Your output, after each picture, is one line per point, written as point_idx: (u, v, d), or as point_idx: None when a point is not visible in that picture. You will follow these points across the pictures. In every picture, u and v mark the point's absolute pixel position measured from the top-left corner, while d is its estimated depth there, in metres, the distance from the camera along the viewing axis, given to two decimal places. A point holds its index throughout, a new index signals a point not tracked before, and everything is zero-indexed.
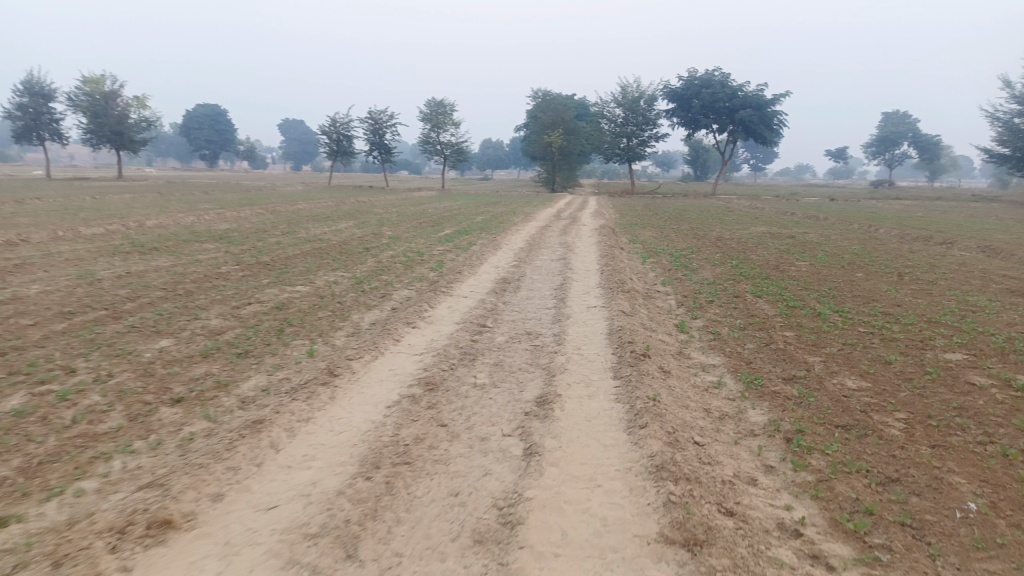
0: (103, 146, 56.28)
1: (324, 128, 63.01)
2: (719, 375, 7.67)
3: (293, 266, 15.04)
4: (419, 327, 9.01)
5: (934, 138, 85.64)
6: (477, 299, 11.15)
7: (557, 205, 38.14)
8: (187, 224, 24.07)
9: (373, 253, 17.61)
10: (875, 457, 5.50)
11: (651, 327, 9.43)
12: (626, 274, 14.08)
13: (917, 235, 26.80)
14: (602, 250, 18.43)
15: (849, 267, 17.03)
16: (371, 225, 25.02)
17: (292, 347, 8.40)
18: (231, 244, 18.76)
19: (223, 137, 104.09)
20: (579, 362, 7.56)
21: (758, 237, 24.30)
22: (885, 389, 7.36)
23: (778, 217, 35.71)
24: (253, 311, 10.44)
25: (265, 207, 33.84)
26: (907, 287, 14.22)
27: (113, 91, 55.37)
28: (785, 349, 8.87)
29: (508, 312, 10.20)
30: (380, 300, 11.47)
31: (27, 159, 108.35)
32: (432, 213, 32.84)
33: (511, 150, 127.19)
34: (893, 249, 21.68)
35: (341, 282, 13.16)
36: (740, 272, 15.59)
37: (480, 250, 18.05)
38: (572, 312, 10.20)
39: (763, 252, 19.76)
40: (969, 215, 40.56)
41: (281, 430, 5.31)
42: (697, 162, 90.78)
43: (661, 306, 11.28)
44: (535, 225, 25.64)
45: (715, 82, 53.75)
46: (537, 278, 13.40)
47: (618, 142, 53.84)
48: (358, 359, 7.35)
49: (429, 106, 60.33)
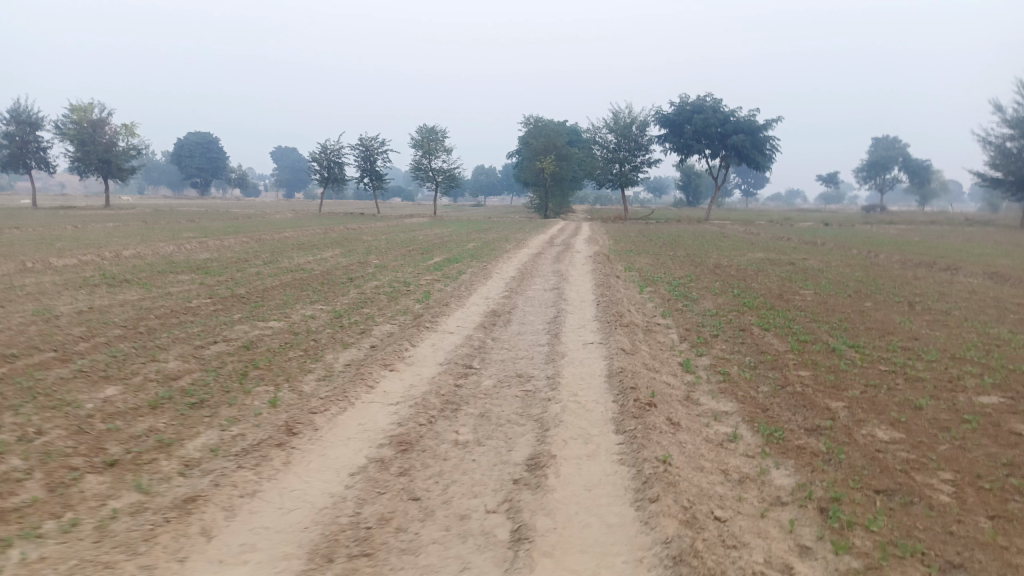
0: (91, 174, 55.39)
1: (314, 155, 62.47)
2: (734, 426, 6.79)
3: (269, 299, 14.15)
4: (398, 370, 8.11)
5: (924, 162, 85.69)
6: (464, 335, 10.28)
7: (549, 232, 37.47)
8: (166, 254, 23.13)
9: (357, 283, 16.75)
10: (929, 534, 4.62)
11: (654, 368, 8.54)
12: (624, 306, 13.24)
13: (919, 261, 26.11)
14: (597, 279, 17.61)
15: (856, 296, 16.24)
16: (357, 254, 24.17)
17: (254, 395, 7.48)
18: (208, 275, 17.85)
19: (214, 164, 103.60)
20: (575, 413, 6.67)
21: (756, 264, 23.55)
22: (922, 442, 6.47)
23: (775, 242, 35.06)
24: (217, 351, 9.53)
25: (251, 235, 33.01)
26: (921, 318, 13.40)
27: (101, 119, 54.65)
28: (803, 392, 8.01)
29: (497, 351, 9.32)
30: (360, 338, 10.58)
31: (17, 188, 107.56)
32: (422, 240, 32.06)
33: (503, 176, 127.13)
34: (897, 276, 20.91)
35: (320, 316, 12.29)
36: (743, 302, 14.76)
37: (469, 280, 17.22)
38: (566, 350, 9.32)
39: (763, 280, 18.98)
40: (966, 239, 40.07)
41: (218, 512, 4.41)
42: (690, 187, 90.62)
43: (662, 342, 10.42)
44: (527, 253, 24.86)
45: (707, 108, 53.51)
46: (529, 311, 12.52)
47: (611, 168, 53.42)
48: (324, 411, 6.45)
49: (420, 133, 59.91)
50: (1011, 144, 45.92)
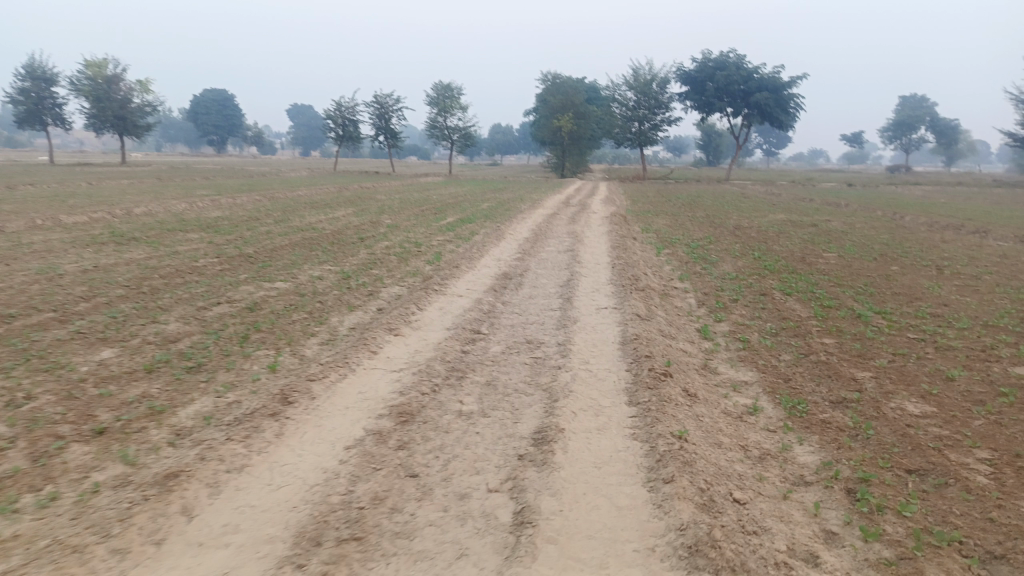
0: (106, 131, 55.13)
1: (329, 113, 61.72)
2: (754, 398, 6.42)
3: (277, 259, 13.85)
4: (403, 335, 7.80)
5: (953, 121, 83.30)
6: (473, 298, 9.94)
7: (566, 191, 36.86)
8: (177, 212, 22.85)
9: (367, 243, 16.41)
10: (967, 520, 4.27)
11: (670, 335, 8.17)
12: (640, 268, 12.81)
13: (947, 223, 25.30)
14: (613, 240, 17.14)
15: (882, 260, 15.68)
16: (370, 213, 23.84)
17: (253, 360, 7.22)
18: (217, 234, 17.59)
19: (230, 122, 102.99)
20: (586, 382, 6.34)
21: (778, 225, 22.93)
22: (956, 418, 6.07)
23: (797, 204, 34.21)
24: (219, 313, 9.26)
25: (263, 193, 32.68)
26: (950, 283, 12.87)
27: (116, 74, 54.13)
28: (827, 361, 7.61)
29: (507, 315, 8.98)
30: (367, 300, 10.27)
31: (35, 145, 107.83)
32: (436, 199, 31.61)
33: (520, 135, 125.54)
34: (925, 239, 20.24)
35: (327, 277, 12.00)
36: (764, 265, 14.28)
37: (481, 241, 16.82)
38: (580, 315, 8.96)
39: (785, 243, 18.41)
40: (995, 201, 38.94)
41: (203, 491, 4.16)
42: (710, 146, 88.88)
43: (679, 308, 10.01)
44: (543, 213, 24.37)
45: (730, 64, 52.02)
46: (542, 274, 12.12)
47: (630, 126, 52.30)
48: (323, 378, 6.16)
49: (436, 89, 58.86)
50: None
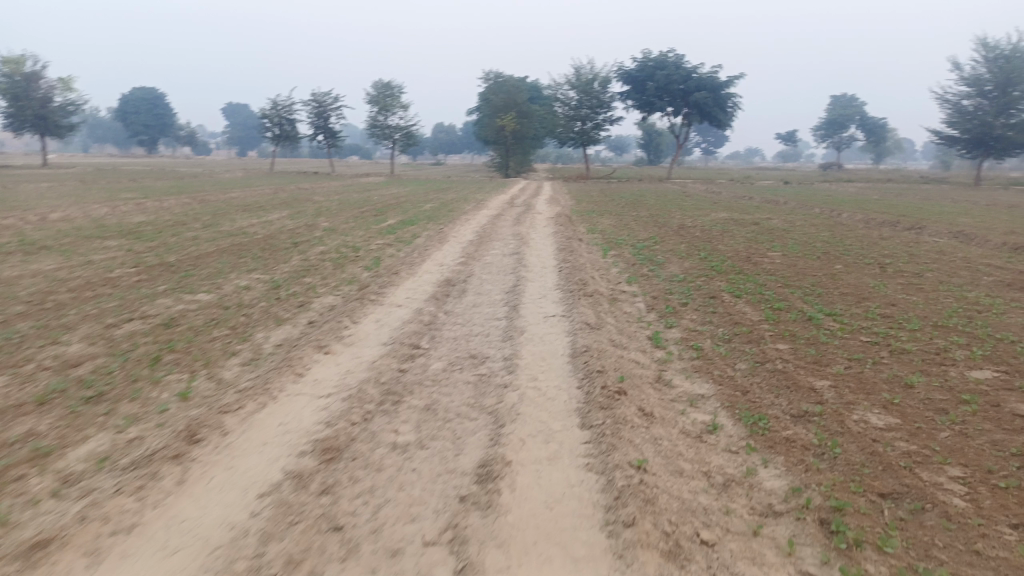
0: (25, 131, 52.11)
1: (265, 111, 59.84)
2: (713, 414, 6.00)
3: (201, 268, 12.92)
4: (334, 353, 7.13)
5: (881, 120, 86.12)
6: (412, 308, 9.32)
7: (511, 191, 36.41)
8: (97, 217, 21.43)
9: (302, 249, 15.57)
10: (951, 554, 3.91)
11: (621, 345, 7.73)
12: (587, 272, 12.41)
13: (883, 220, 25.76)
14: (558, 242, 16.71)
15: (826, 258, 15.66)
16: (307, 216, 22.86)
17: (164, 388, 6.46)
18: (139, 240, 16.46)
19: (162, 121, 99.13)
20: (535, 402, 5.82)
21: (721, 224, 22.94)
22: (921, 430, 5.78)
23: (738, 202, 34.53)
24: (130, 331, 8.39)
25: (194, 196, 31.17)
26: (894, 281, 12.86)
27: (35, 72, 51.16)
28: (785, 369, 7.28)
29: (449, 326, 8.40)
30: (297, 312, 9.54)
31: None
32: (377, 200, 30.74)
33: (463, 134, 124.67)
34: (864, 236, 20.47)
35: (255, 287, 11.20)
36: (711, 266, 14.05)
37: (423, 244, 16.17)
38: (526, 325, 8.44)
39: (730, 242, 18.31)
40: (925, 198, 40.14)
41: (80, 563, 3.48)
42: (651, 145, 89.74)
43: (629, 313, 9.60)
44: (487, 214, 23.82)
45: (670, 64, 52.42)
46: (485, 280, 11.57)
47: (572, 125, 52.17)
48: (239, 408, 5.48)
49: (376, 88, 57.65)
50: (968, 102, 45.99)
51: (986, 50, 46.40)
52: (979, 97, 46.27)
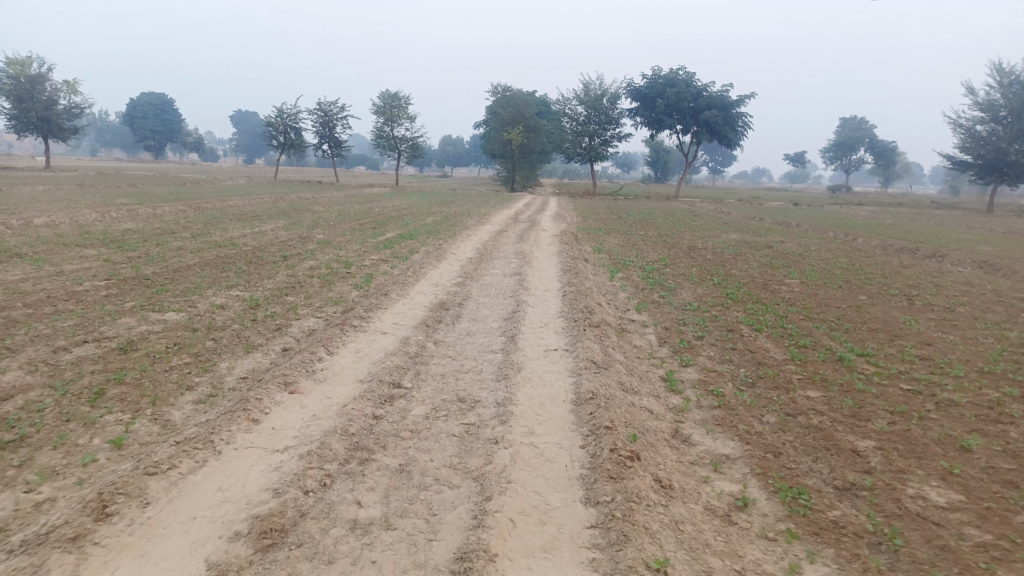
0: (29, 134, 51.51)
1: (270, 119, 59.23)
2: (741, 483, 5.04)
3: (178, 281, 12.01)
4: (301, 393, 6.19)
5: (891, 143, 85.24)
6: (399, 335, 8.37)
7: (515, 206, 35.55)
8: (83, 224, 20.59)
9: (290, 263, 14.67)
10: None
11: (632, 389, 6.78)
12: (592, 297, 11.47)
13: (900, 246, 24.78)
14: (562, 262, 15.80)
15: (847, 288, 14.70)
16: (302, 227, 22.00)
17: (96, 431, 5.50)
18: (121, 250, 15.59)
19: (169, 127, 98.80)
20: (529, 465, 4.87)
21: (733, 247, 22.05)
22: (993, 512, 4.81)
23: (748, 223, 33.58)
24: (77, 357, 7.44)
25: (190, 203, 30.33)
26: (924, 316, 11.88)
27: (40, 74, 50.64)
28: (820, 424, 6.31)
29: (437, 360, 7.45)
30: (271, 338, 8.61)
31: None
32: (378, 212, 29.95)
33: (470, 147, 124.27)
34: (883, 263, 19.50)
35: (232, 306, 10.29)
36: (726, 293, 13.09)
37: (419, 261, 15.28)
38: (524, 361, 7.49)
39: (744, 267, 17.35)
40: (938, 224, 39.12)
41: None
42: (658, 163, 89.00)
43: (639, 347, 8.65)
44: (490, 229, 22.97)
45: (680, 81, 51.73)
46: (483, 304, 10.61)
47: (580, 141, 51.40)
48: (171, 468, 4.54)
49: (382, 99, 57.01)
50: (982, 127, 45.05)
51: (1002, 74, 45.50)
52: (994, 122, 45.33)
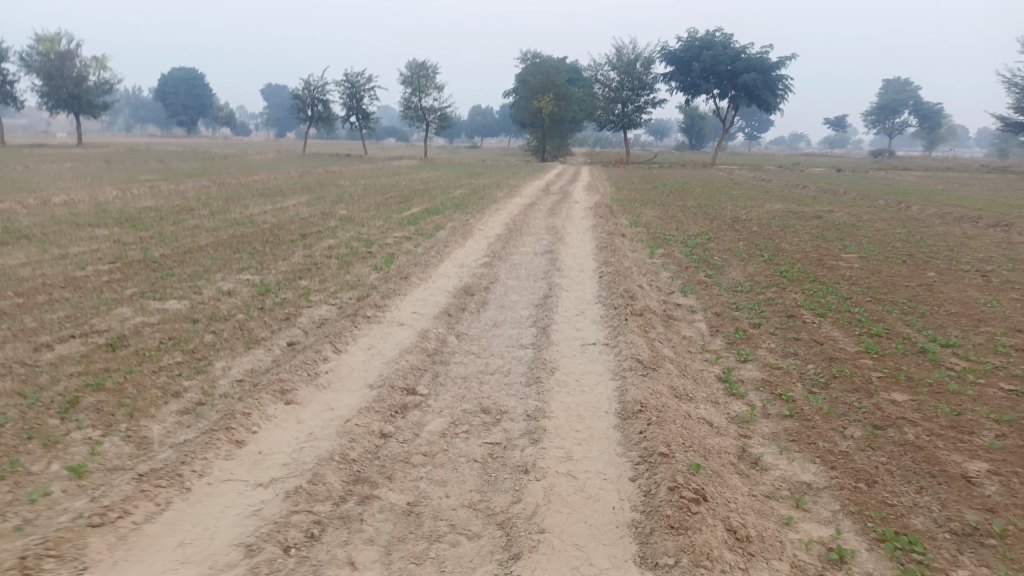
0: (61, 111, 51.38)
1: (298, 92, 58.51)
2: (833, 526, 4.03)
3: (186, 264, 11.25)
4: (299, 404, 5.33)
5: (937, 105, 81.56)
6: (418, 327, 7.44)
7: (546, 177, 34.34)
8: (102, 201, 20.03)
9: (308, 242, 13.84)
10: None
11: (686, 395, 5.78)
12: (632, 278, 10.42)
13: (959, 214, 23.13)
14: (598, 238, 14.72)
15: (911, 263, 13.39)
16: (325, 203, 21.19)
17: (56, 454, 4.67)
18: (134, 229, 14.89)
19: (200, 102, 98.66)
20: (568, 509, 3.93)
21: (779, 217, 20.70)
22: None
23: (791, 191, 31.99)
24: (59, 356, 6.66)
25: (215, 178, 29.75)
26: (1006, 296, 10.61)
27: (69, 50, 50.29)
28: (917, 440, 5.24)
29: (459, 359, 6.50)
30: (278, 330, 7.76)
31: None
32: (405, 186, 29.03)
33: (500, 117, 122.47)
34: (944, 234, 18.03)
35: (240, 292, 9.48)
36: (779, 271, 11.92)
37: (444, 238, 14.35)
38: (558, 359, 6.53)
39: (793, 240, 16.11)
40: (992, 189, 37.01)
41: None
42: (693, 130, 86.47)
43: (689, 339, 7.62)
44: (520, 202, 21.92)
45: (717, 43, 49.61)
46: (511, 288, 9.64)
47: (612, 108, 49.73)
48: (129, 515, 3.70)
49: (409, 68, 55.80)
50: None
51: None
52: None
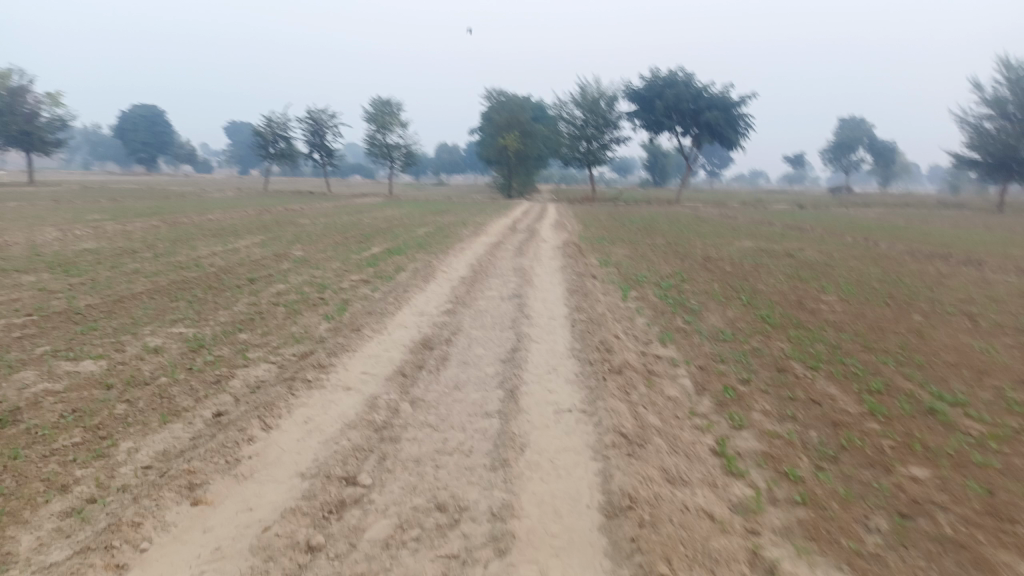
0: (10, 148, 49.42)
1: (259, 128, 57.44)
2: None
3: (114, 315, 10.12)
4: (212, 505, 4.32)
5: (891, 142, 83.63)
6: (367, 393, 6.46)
7: (512, 214, 33.72)
8: (37, 243, 18.70)
9: (256, 287, 12.79)
10: None
11: (680, 479, 4.89)
12: (606, 327, 9.57)
13: (929, 251, 22.91)
14: (567, 280, 13.94)
15: (893, 305, 12.84)
16: (281, 243, 20.13)
17: None
18: (66, 275, 13.65)
19: (161, 138, 96.86)
20: None
21: (751, 255, 20.22)
22: None
23: (759, 228, 31.79)
24: None
25: (167, 217, 28.40)
26: (1001, 342, 10.02)
27: (21, 86, 48.62)
28: (954, 533, 4.42)
29: (412, 434, 5.53)
30: (204, 398, 6.70)
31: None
32: (367, 224, 28.09)
33: (466, 154, 122.63)
34: (919, 272, 17.66)
35: (169, 349, 8.40)
36: (761, 316, 11.21)
37: (404, 282, 13.43)
38: (529, 431, 5.60)
39: (769, 280, 15.53)
40: (954, 225, 37.35)
41: None
42: (656, 167, 87.25)
43: (675, 401, 6.76)
44: (486, 241, 21.15)
45: (680, 82, 50.06)
46: (476, 340, 8.72)
47: (577, 145, 49.58)
48: None
49: (373, 105, 55.22)
50: (990, 124, 43.34)
51: (1009, 69, 43.82)
52: (1002, 118, 43.64)
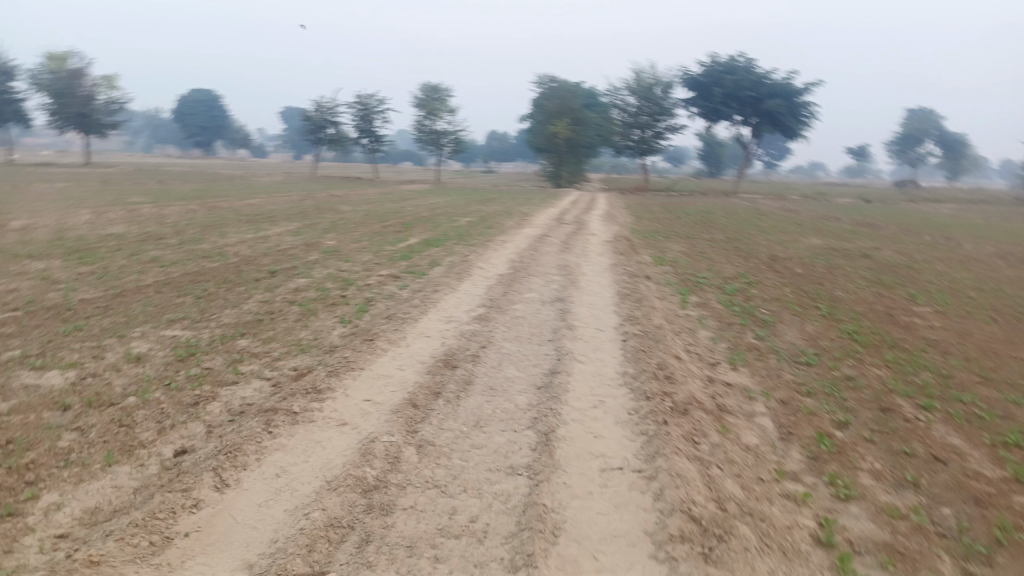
0: (68, 129, 49.82)
1: (308, 113, 56.89)
2: None
3: (109, 312, 9.05)
4: None
5: (963, 136, 78.75)
6: (363, 432, 5.14)
7: (560, 204, 32.17)
8: (65, 227, 17.97)
9: (273, 282, 11.62)
10: None
11: None
12: (664, 343, 8.06)
13: (1021, 255, 20.63)
14: (619, 281, 12.44)
15: (1000, 322, 10.98)
16: (315, 232, 19.06)
17: None
18: (79, 263, 12.74)
19: (216, 122, 97.97)
20: None
21: (821, 256, 18.31)
22: None
23: (824, 224, 29.60)
24: None
25: (207, 201, 27.74)
26: None
27: (80, 68, 48.88)
28: None
29: (411, 502, 4.17)
30: (170, 428, 5.45)
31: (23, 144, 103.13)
32: (409, 212, 26.94)
33: (517, 142, 121.08)
34: (1018, 280, 15.53)
35: (153, 358, 7.23)
36: (847, 332, 9.54)
37: (437, 279, 12.14)
38: (567, 505, 4.19)
39: (848, 286, 13.72)
40: None
41: None
42: (712, 158, 84.23)
43: (757, 457, 5.24)
44: (532, 233, 19.73)
45: (740, 68, 47.50)
46: (508, 357, 7.32)
47: (630, 134, 47.66)
48: None
49: (423, 91, 54.09)
50: None
51: None
52: None
